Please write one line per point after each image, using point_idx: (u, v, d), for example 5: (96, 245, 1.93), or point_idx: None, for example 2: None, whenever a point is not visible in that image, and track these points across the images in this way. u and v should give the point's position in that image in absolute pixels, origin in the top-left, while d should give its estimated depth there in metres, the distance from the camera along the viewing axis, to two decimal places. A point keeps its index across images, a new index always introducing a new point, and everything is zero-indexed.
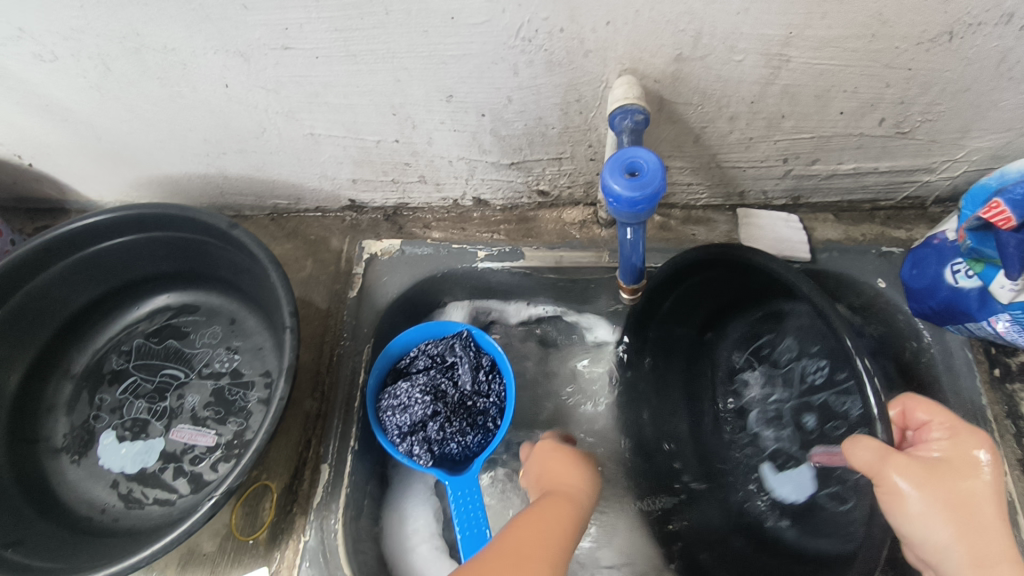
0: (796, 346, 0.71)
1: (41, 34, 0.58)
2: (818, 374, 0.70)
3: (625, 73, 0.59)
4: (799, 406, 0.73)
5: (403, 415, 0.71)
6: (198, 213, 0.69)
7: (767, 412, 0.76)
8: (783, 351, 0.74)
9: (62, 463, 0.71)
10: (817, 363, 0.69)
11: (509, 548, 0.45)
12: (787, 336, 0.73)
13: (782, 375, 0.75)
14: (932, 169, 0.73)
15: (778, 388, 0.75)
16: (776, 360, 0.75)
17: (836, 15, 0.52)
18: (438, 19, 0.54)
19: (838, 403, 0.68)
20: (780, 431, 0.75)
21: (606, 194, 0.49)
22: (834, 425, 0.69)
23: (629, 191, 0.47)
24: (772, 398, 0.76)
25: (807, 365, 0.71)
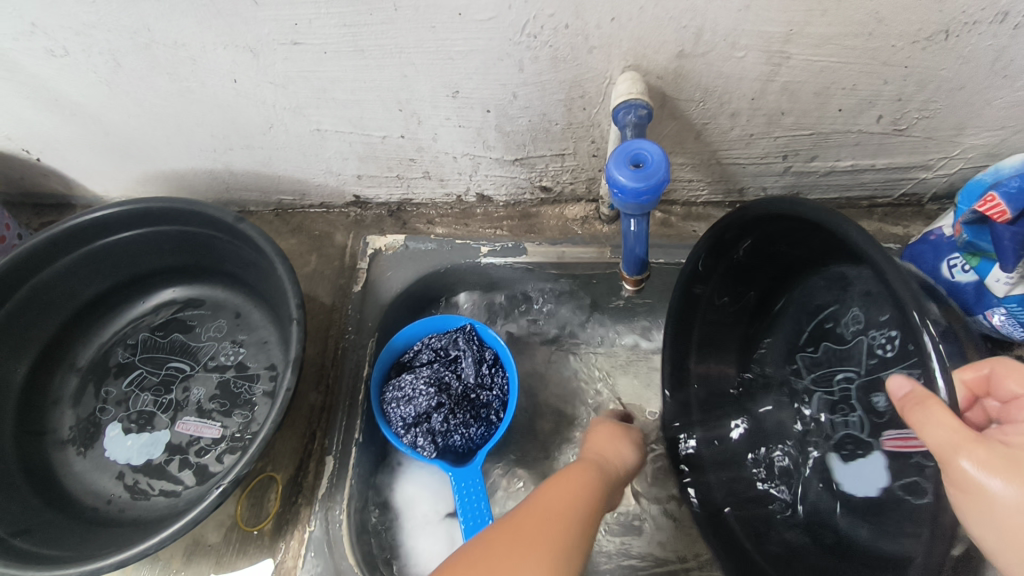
0: (862, 316, 0.57)
1: (54, 29, 0.59)
2: (888, 349, 0.54)
3: (628, 69, 0.60)
4: (870, 385, 0.57)
5: (408, 406, 0.72)
6: (206, 207, 0.70)
7: (834, 395, 0.63)
8: (850, 323, 0.59)
9: (68, 455, 0.72)
10: (887, 333, 0.54)
11: (544, 502, 0.51)
12: (851, 305, 0.58)
13: (847, 352, 0.60)
14: (929, 166, 0.74)
15: (845, 367, 0.61)
16: (841, 335, 0.61)
17: (835, 13, 0.53)
18: (445, 15, 0.55)
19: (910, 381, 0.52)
20: (848, 417, 0.61)
21: (611, 185, 0.50)
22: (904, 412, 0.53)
23: (635, 183, 0.48)
24: (840, 379, 0.62)
25: (874, 340, 0.56)
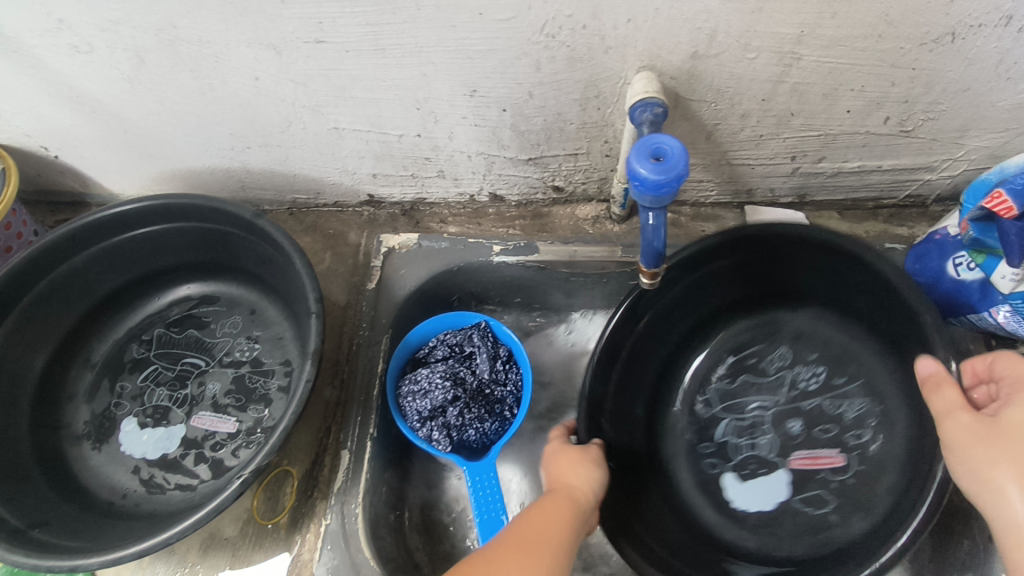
0: (791, 353, 0.74)
1: (80, 25, 0.60)
2: (811, 381, 0.74)
3: (643, 69, 0.62)
4: (787, 411, 0.74)
5: (424, 400, 0.73)
6: (225, 203, 0.71)
7: (743, 421, 0.75)
8: (774, 360, 0.75)
9: (84, 449, 0.72)
10: (812, 370, 0.74)
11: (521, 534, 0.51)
12: (780, 344, 0.75)
13: (768, 384, 0.75)
14: (934, 167, 0.75)
15: (759, 396, 0.75)
16: (764, 370, 0.75)
17: (845, 15, 0.55)
18: (466, 15, 0.57)
19: (834, 406, 0.72)
20: (754, 440, 0.74)
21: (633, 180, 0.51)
22: (823, 430, 0.72)
23: (660, 176, 0.50)
24: (751, 407, 0.75)
25: (799, 373, 0.74)
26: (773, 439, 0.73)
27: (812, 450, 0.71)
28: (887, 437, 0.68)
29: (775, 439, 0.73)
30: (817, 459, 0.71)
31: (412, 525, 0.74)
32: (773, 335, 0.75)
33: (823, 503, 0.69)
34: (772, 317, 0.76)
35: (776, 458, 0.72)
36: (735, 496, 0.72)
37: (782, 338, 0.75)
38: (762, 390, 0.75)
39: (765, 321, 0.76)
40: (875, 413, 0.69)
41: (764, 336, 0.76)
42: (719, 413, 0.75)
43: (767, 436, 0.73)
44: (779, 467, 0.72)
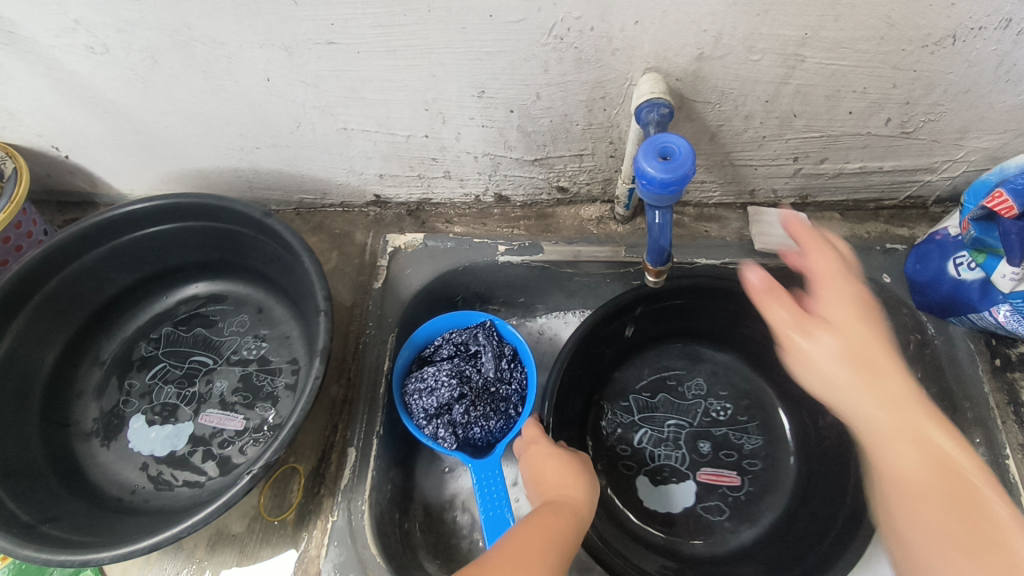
0: (706, 385, 0.85)
1: (95, 26, 0.61)
2: (721, 412, 0.83)
3: (649, 70, 0.63)
4: (698, 433, 0.82)
5: (430, 398, 0.73)
6: (234, 203, 0.72)
7: (661, 433, 0.82)
8: (691, 387, 0.84)
9: (92, 446, 0.72)
10: (722, 403, 0.83)
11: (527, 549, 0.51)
12: (699, 376, 0.85)
13: (686, 407, 0.83)
14: (934, 169, 0.77)
15: (677, 415, 0.83)
16: (683, 394, 0.84)
17: (848, 18, 0.56)
18: (476, 16, 0.58)
19: (737, 435, 0.82)
20: (671, 451, 0.81)
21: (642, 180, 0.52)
22: (726, 454, 0.81)
23: (667, 173, 0.50)
24: (669, 423, 0.82)
25: (711, 404, 0.83)
26: (685, 454, 0.81)
27: (716, 468, 0.80)
28: (772, 463, 0.80)
29: (687, 454, 0.80)
30: (719, 476, 0.79)
31: (417, 522, 0.74)
32: (694, 365, 0.86)
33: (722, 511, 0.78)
34: (695, 349, 0.87)
35: (686, 470, 0.80)
36: (648, 497, 0.79)
37: (700, 369, 0.86)
38: (680, 411, 0.83)
39: (688, 350, 0.87)
40: (768, 447, 0.81)
41: (686, 364, 0.86)
42: (638, 421, 0.83)
43: (681, 451, 0.81)
44: (689, 479, 0.79)
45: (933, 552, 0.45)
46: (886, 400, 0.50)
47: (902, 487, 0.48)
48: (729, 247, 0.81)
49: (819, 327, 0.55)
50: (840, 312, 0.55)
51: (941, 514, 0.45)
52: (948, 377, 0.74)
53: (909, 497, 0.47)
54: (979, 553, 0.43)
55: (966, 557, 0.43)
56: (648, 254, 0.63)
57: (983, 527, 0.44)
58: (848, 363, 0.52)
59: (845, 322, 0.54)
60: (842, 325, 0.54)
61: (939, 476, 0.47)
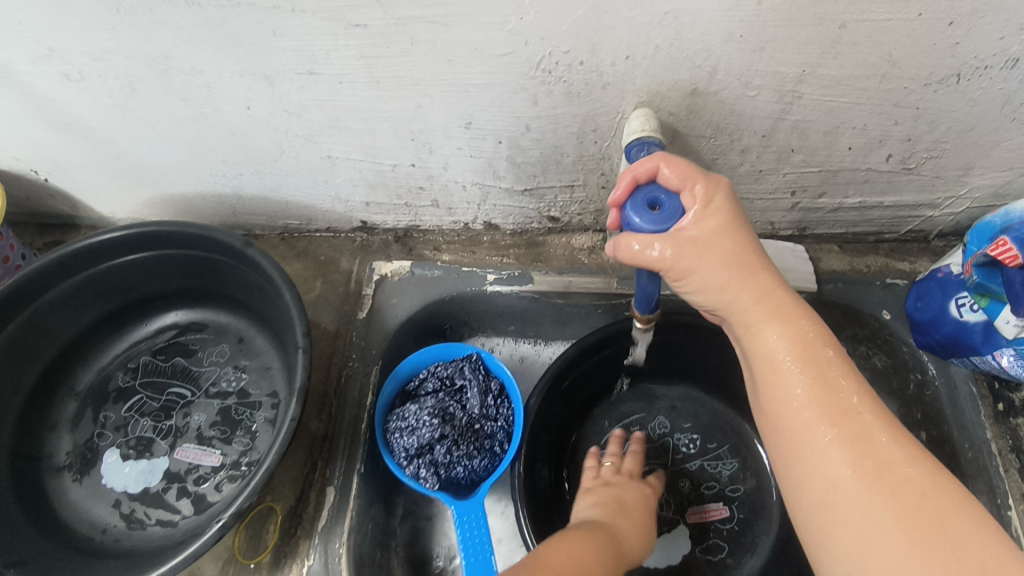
0: (668, 422, 0.84)
1: (71, 54, 0.59)
2: (690, 446, 0.83)
3: (641, 105, 0.60)
4: (676, 472, 0.81)
5: (411, 438, 0.71)
6: (213, 231, 0.70)
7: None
8: (655, 428, 0.84)
9: (64, 481, 0.70)
10: (688, 436, 0.83)
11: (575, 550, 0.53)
12: (658, 415, 0.85)
13: (654, 448, 0.82)
14: (936, 204, 0.74)
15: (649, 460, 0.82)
16: (648, 436, 0.83)
17: (848, 56, 0.54)
18: (462, 49, 0.55)
19: (711, 465, 0.82)
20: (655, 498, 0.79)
21: (651, 230, 0.48)
22: (708, 488, 0.80)
23: (677, 217, 0.49)
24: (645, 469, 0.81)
25: (678, 438, 0.83)
26: (670, 498, 0.79)
27: (702, 505, 0.79)
28: (754, 486, 0.80)
29: (671, 497, 0.79)
30: (707, 512, 0.79)
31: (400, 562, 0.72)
32: (652, 405, 0.86)
33: (720, 549, 0.77)
34: (648, 388, 0.86)
35: (675, 514, 0.78)
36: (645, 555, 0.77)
37: (659, 408, 0.85)
38: (650, 454, 0.82)
39: (642, 392, 0.86)
40: (744, 471, 0.81)
41: (644, 406, 0.85)
42: None
43: (664, 496, 0.79)
44: (680, 523, 0.78)
45: (794, 423, 0.49)
46: (755, 295, 0.51)
47: (767, 363, 0.51)
48: None
49: (689, 239, 0.48)
50: (706, 226, 0.49)
51: (815, 385, 0.49)
52: (949, 421, 0.72)
53: (774, 374, 0.51)
54: (838, 415, 0.47)
55: (826, 427, 0.47)
56: (636, 301, 0.57)
57: (842, 395, 0.48)
58: (732, 272, 0.50)
59: (707, 232, 0.49)
60: (701, 237, 0.49)
61: (801, 352, 0.50)
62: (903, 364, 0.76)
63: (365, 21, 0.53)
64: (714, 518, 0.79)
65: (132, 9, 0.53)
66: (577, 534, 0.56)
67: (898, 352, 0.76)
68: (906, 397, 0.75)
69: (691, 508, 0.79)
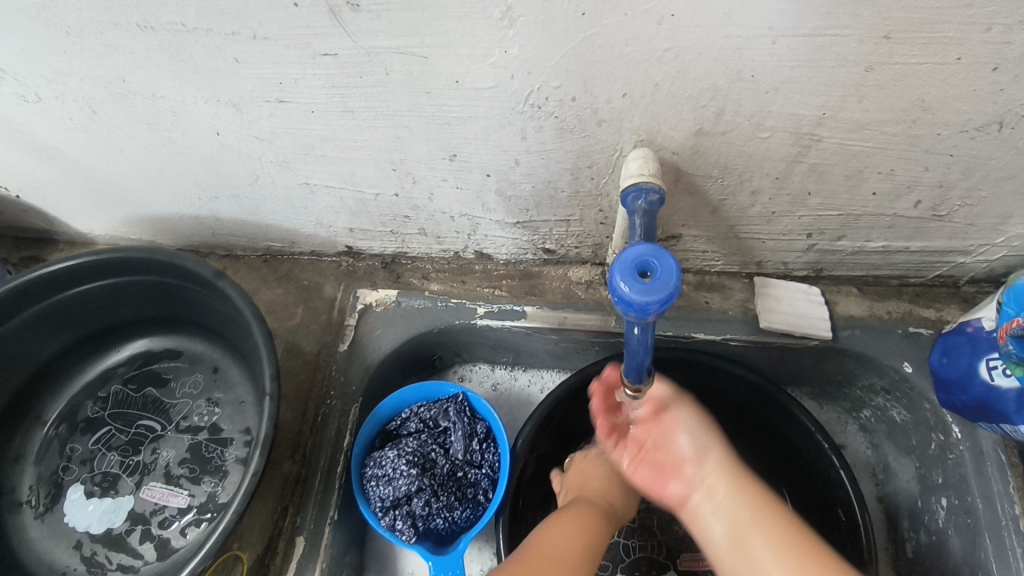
0: None
1: (24, 75, 0.55)
2: None
3: (640, 144, 0.55)
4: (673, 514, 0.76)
5: (387, 488, 0.67)
6: (182, 260, 0.65)
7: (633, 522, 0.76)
8: None
9: (25, 518, 0.67)
10: None
11: (554, 544, 0.55)
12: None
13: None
14: (968, 251, 0.68)
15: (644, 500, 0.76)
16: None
17: (874, 99, 0.48)
18: (441, 81, 0.50)
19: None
20: (645, 540, 0.75)
21: (642, 299, 0.41)
22: None
23: (668, 285, 0.41)
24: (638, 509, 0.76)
25: None
26: (662, 541, 0.75)
27: (696, 552, 0.74)
28: None
29: (663, 541, 0.75)
30: (701, 561, 0.73)
31: None
32: None
33: None
34: None
35: (666, 559, 0.74)
36: None
37: None
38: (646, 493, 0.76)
39: None
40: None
41: None
42: None
43: (656, 538, 0.75)
44: (670, 570, 0.73)
45: None
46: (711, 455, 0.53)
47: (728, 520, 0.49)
48: (732, 322, 0.73)
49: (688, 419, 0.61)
50: None
51: (775, 541, 0.47)
52: (974, 492, 0.66)
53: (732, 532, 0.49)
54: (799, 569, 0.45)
55: None
56: (627, 371, 0.54)
57: (803, 543, 0.46)
58: None
59: None
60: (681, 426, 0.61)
61: (756, 507, 0.49)
62: (926, 421, 0.70)
63: (333, 51, 0.48)
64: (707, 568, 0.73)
65: (81, 32, 0.49)
66: (547, 525, 0.58)
67: (920, 409, 0.71)
68: (926, 457, 0.71)
69: (684, 554, 0.74)
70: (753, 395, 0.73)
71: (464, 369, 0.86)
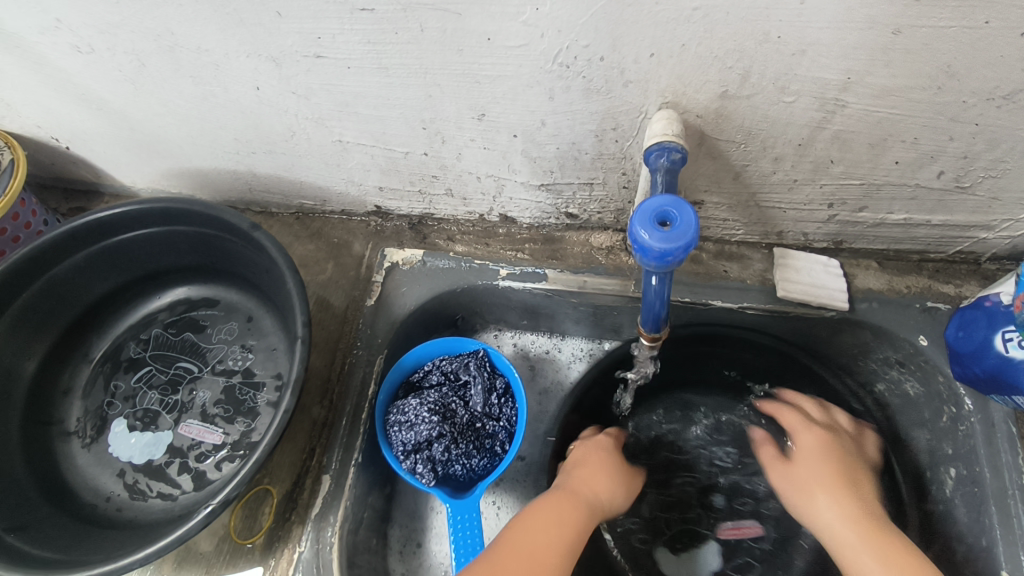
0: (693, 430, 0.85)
1: (79, 26, 0.58)
2: (726, 457, 0.83)
3: (666, 106, 0.56)
4: (708, 487, 0.82)
5: (409, 433, 0.70)
6: (221, 211, 0.69)
7: (671, 496, 0.81)
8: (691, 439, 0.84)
9: (73, 446, 0.72)
10: (724, 449, 0.84)
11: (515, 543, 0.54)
12: (693, 426, 0.85)
13: (686, 461, 0.83)
14: (991, 226, 0.68)
15: (684, 473, 0.83)
16: (680, 447, 0.84)
17: (900, 64, 0.48)
18: (473, 39, 0.52)
19: (747, 482, 0.82)
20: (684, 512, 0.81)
21: (661, 247, 0.42)
22: (741, 503, 0.81)
23: (689, 232, 0.43)
24: (677, 482, 0.82)
25: (714, 451, 0.84)
26: (700, 513, 0.81)
27: (735, 522, 0.80)
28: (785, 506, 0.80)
29: (704, 513, 0.81)
30: (740, 529, 0.80)
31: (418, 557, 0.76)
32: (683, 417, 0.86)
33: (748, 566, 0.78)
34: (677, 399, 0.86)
35: (707, 529, 0.80)
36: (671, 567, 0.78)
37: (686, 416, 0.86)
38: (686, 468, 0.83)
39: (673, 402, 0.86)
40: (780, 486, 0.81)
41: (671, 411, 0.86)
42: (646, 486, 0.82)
43: (694, 510, 0.81)
44: (711, 539, 0.79)
45: (843, 550, 0.60)
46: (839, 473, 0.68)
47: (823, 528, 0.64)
48: (749, 291, 0.74)
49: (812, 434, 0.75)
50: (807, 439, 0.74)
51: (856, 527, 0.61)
52: (983, 462, 0.67)
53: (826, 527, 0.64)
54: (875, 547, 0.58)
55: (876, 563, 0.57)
56: (642, 320, 0.56)
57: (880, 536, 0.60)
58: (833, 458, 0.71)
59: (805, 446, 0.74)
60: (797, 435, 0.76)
61: (852, 512, 0.63)
62: (937, 394, 0.71)
63: (371, 5, 0.50)
64: (748, 536, 0.79)
65: None
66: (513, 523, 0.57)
67: (933, 382, 0.71)
68: (938, 429, 0.72)
69: (724, 525, 0.80)
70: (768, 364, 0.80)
71: (520, 336, 0.89)
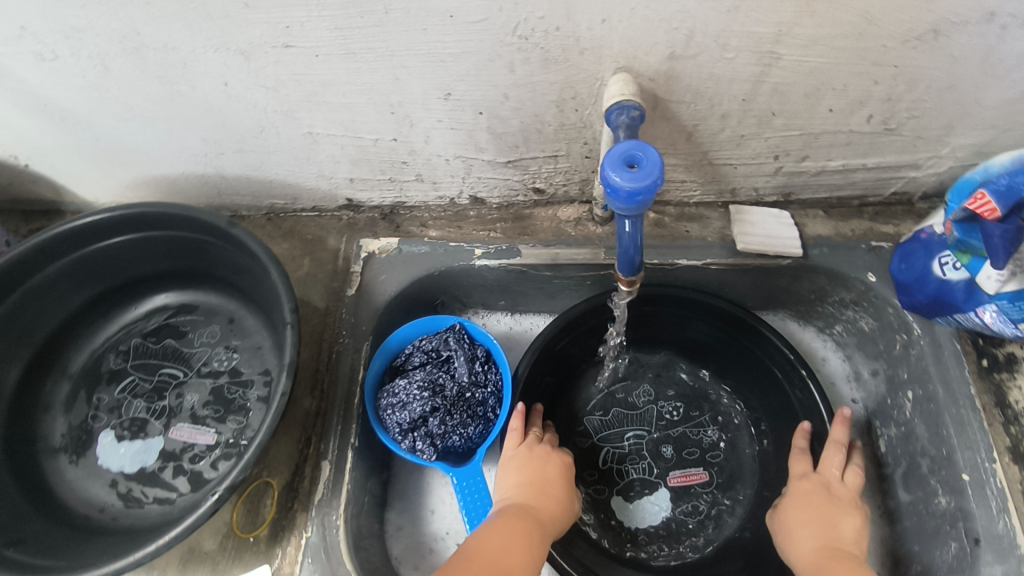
0: (653, 390, 0.88)
1: (43, 33, 0.58)
2: (672, 413, 0.87)
3: (620, 70, 0.60)
4: (658, 439, 0.85)
5: (403, 412, 0.72)
6: (198, 212, 0.69)
7: (623, 449, 0.84)
8: (640, 395, 0.88)
9: (60, 463, 0.71)
10: (672, 404, 0.87)
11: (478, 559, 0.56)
12: (644, 383, 0.89)
13: (637, 416, 0.86)
14: (919, 164, 0.75)
15: (634, 428, 0.86)
16: (633, 403, 0.87)
17: (824, 13, 0.54)
18: (436, 17, 0.55)
19: (693, 432, 0.85)
20: (636, 464, 0.83)
21: (630, 187, 0.47)
22: (689, 452, 0.84)
23: (656, 171, 0.47)
24: (628, 437, 0.85)
25: (662, 407, 0.87)
26: (652, 463, 0.83)
27: (683, 469, 0.83)
28: (732, 453, 0.84)
29: (653, 463, 0.83)
30: (687, 476, 0.83)
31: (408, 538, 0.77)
32: (638, 374, 0.89)
33: (698, 512, 0.81)
34: (634, 357, 0.90)
35: (656, 478, 0.82)
36: (630, 515, 0.81)
37: (645, 377, 0.89)
38: (634, 421, 0.86)
39: (630, 361, 0.90)
40: (724, 435, 0.85)
41: (633, 373, 0.89)
42: (598, 443, 0.85)
43: (646, 461, 0.84)
44: (660, 487, 0.82)
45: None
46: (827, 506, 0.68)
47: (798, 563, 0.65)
48: (711, 248, 0.79)
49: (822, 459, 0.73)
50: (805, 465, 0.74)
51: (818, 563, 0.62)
52: (934, 379, 0.72)
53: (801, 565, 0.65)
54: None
55: None
56: (619, 266, 0.60)
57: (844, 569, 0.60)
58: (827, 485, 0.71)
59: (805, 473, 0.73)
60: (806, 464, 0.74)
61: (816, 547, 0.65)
62: (889, 324, 0.78)
63: None
64: (695, 482, 0.82)
65: None
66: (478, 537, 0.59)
67: (884, 314, 0.78)
68: (893, 357, 0.79)
69: (673, 473, 0.83)
70: (727, 324, 0.81)
71: (489, 314, 0.92)
